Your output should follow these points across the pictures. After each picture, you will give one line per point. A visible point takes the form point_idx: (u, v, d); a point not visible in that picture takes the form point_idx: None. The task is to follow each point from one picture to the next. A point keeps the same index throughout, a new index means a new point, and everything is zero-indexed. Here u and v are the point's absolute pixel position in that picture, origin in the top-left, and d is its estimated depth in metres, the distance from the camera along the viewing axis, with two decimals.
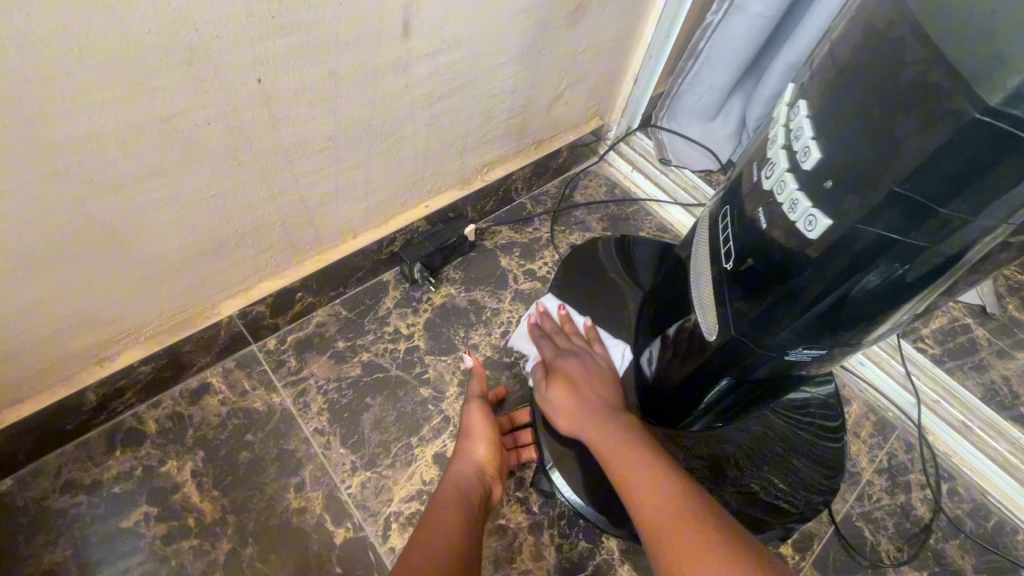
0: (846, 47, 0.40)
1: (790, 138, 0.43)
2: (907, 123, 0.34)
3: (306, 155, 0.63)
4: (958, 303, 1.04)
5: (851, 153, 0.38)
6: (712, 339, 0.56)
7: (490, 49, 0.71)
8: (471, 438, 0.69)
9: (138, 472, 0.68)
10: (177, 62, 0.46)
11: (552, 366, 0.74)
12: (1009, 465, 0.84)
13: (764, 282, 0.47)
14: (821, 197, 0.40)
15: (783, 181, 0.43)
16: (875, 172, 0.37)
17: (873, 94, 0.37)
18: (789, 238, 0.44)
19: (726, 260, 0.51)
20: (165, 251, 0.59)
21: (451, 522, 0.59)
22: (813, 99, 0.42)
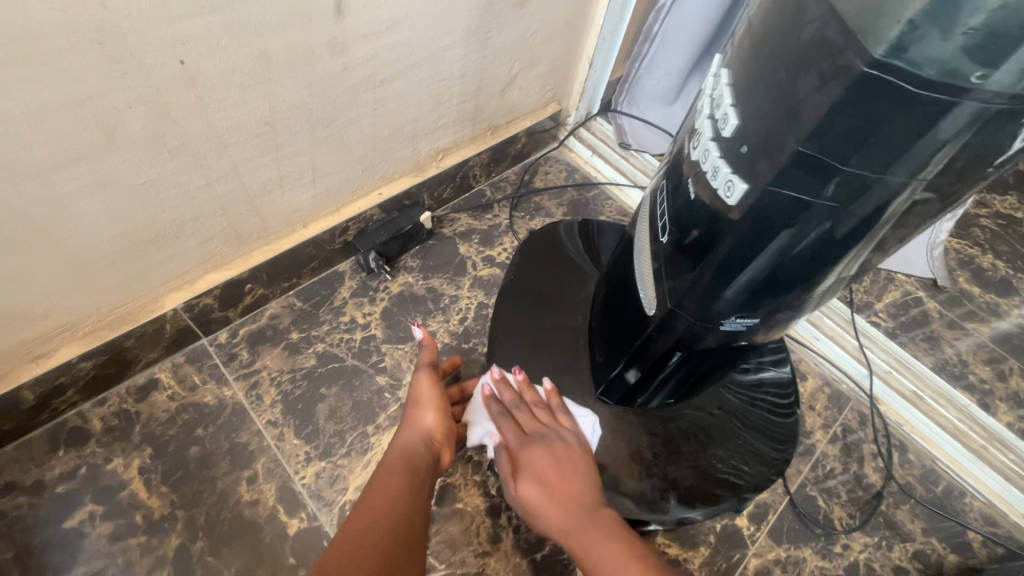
0: (759, 12, 0.40)
1: (712, 107, 0.43)
2: (807, 82, 0.35)
3: (242, 139, 0.61)
4: (909, 276, 1.06)
5: (762, 118, 0.38)
6: (653, 313, 0.58)
7: (433, 31, 0.70)
8: (419, 407, 0.69)
9: (82, 471, 0.66)
10: (88, 41, 0.45)
11: (519, 454, 0.66)
12: (959, 431, 0.86)
13: (697, 252, 0.48)
14: (739, 163, 0.40)
15: (708, 150, 0.43)
16: (784, 132, 0.37)
17: (781, 59, 0.37)
18: (713, 205, 0.44)
19: (662, 234, 0.51)
20: (96, 242, 0.58)
21: (393, 490, 0.59)
22: (732, 65, 0.42)
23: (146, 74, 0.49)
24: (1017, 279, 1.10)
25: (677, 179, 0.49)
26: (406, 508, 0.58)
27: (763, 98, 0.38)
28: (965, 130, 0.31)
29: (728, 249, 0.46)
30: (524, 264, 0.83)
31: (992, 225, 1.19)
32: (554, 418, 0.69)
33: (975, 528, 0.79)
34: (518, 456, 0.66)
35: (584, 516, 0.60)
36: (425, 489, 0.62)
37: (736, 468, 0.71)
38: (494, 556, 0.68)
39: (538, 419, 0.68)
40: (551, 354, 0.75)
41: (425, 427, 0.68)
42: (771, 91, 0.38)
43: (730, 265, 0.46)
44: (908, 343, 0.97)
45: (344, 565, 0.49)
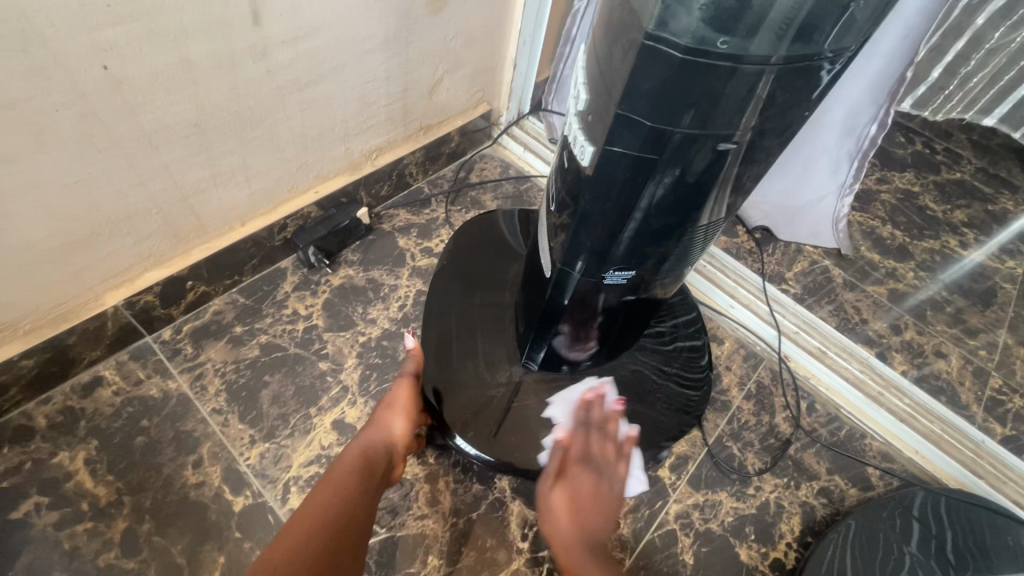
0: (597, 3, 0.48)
1: (573, 87, 0.51)
2: (616, 54, 0.42)
3: (171, 140, 0.66)
4: (817, 249, 1.17)
5: (597, 90, 0.46)
6: (551, 277, 0.65)
7: (354, 35, 0.76)
8: (390, 412, 0.71)
9: (27, 466, 0.69)
10: (12, 48, 0.49)
11: (570, 465, 0.70)
12: (859, 381, 0.95)
13: (573, 213, 0.55)
14: (588, 131, 0.49)
15: (572, 123, 0.52)
16: (609, 100, 0.45)
17: (604, 38, 0.45)
18: (577, 171, 0.52)
19: (551, 204, 0.60)
20: (31, 240, 0.61)
21: (346, 489, 0.61)
22: (585, 50, 0.50)
23: (71, 77, 0.54)
24: (912, 244, 1.24)
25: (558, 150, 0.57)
26: (354, 511, 0.60)
27: (596, 75, 0.46)
28: (745, 88, 0.40)
29: (593, 206, 0.52)
30: (460, 250, 0.89)
31: (891, 200, 1.32)
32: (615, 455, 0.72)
33: (873, 464, 0.88)
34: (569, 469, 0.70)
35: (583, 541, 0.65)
36: (375, 492, 0.64)
37: (645, 423, 0.78)
38: (432, 517, 0.73)
39: (603, 448, 0.72)
40: (480, 329, 0.81)
41: (391, 431, 0.69)
42: (600, 66, 0.45)
43: (601, 224, 0.54)
44: (816, 308, 1.08)
45: (285, 557, 0.52)
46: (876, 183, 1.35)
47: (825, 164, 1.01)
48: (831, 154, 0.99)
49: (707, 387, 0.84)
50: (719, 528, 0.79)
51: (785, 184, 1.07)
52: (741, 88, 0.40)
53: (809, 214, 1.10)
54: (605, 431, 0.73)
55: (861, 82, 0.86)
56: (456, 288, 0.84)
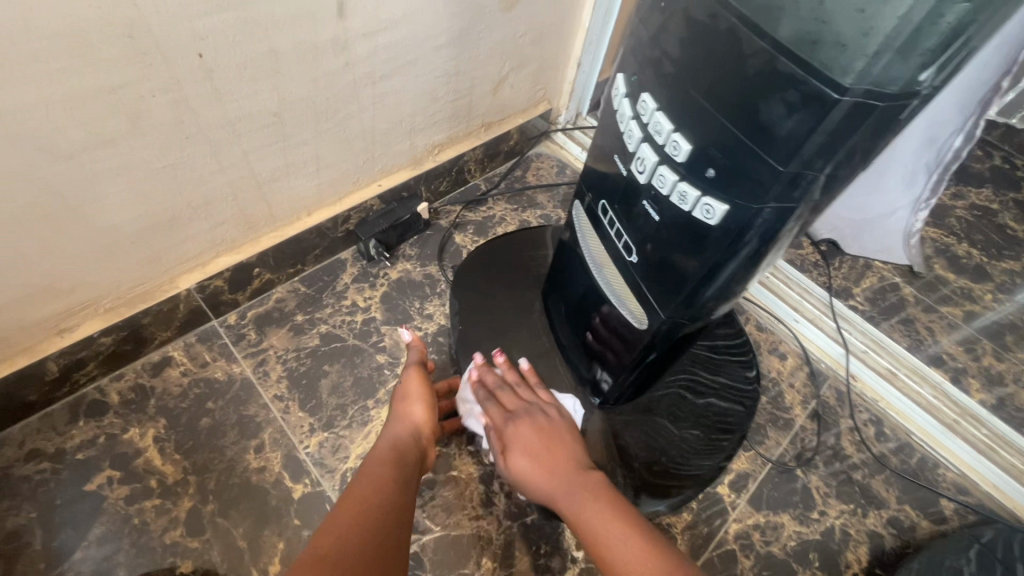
0: (672, 41, 0.44)
1: (651, 133, 0.48)
2: (772, 109, 0.38)
3: (252, 128, 0.67)
4: (886, 264, 1.12)
5: (718, 144, 0.43)
6: (643, 329, 0.61)
7: (427, 31, 0.76)
8: (407, 403, 0.71)
9: (101, 440, 0.71)
10: (119, 35, 0.50)
11: (503, 430, 0.68)
12: (932, 406, 0.90)
13: (681, 265, 0.52)
14: (713, 188, 0.45)
15: (668, 177, 0.48)
16: (751, 153, 0.41)
17: (724, 90, 0.41)
18: (689, 224, 0.49)
19: (629, 254, 0.57)
20: (119, 223, 0.63)
21: (380, 479, 0.61)
22: (656, 94, 0.47)
23: (169, 65, 0.55)
24: (990, 264, 1.18)
25: (632, 200, 0.54)
26: (394, 506, 0.59)
27: (712, 127, 0.43)
28: (889, 122, 0.37)
29: (709, 254, 0.49)
30: (503, 269, 0.88)
31: (966, 216, 1.26)
32: (535, 394, 0.72)
33: (946, 495, 0.83)
34: (505, 435, 0.68)
35: (574, 482, 0.61)
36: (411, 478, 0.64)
37: (692, 448, 0.77)
38: (486, 519, 0.72)
39: (520, 395, 0.71)
40: (524, 351, 0.81)
41: (412, 421, 0.70)
42: (721, 119, 0.42)
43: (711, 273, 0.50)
44: (885, 327, 1.03)
45: (335, 544, 0.52)
46: (949, 198, 1.29)
47: (899, 178, 0.96)
48: (907, 167, 0.94)
49: (755, 407, 0.82)
50: (780, 552, 0.76)
51: (852, 196, 1.02)
52: (909, 117, 0.38)
53: (879, 228, 1.05)
54: (511, 382, 0.73)
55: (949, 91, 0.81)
56: (495, 303, 0.85)
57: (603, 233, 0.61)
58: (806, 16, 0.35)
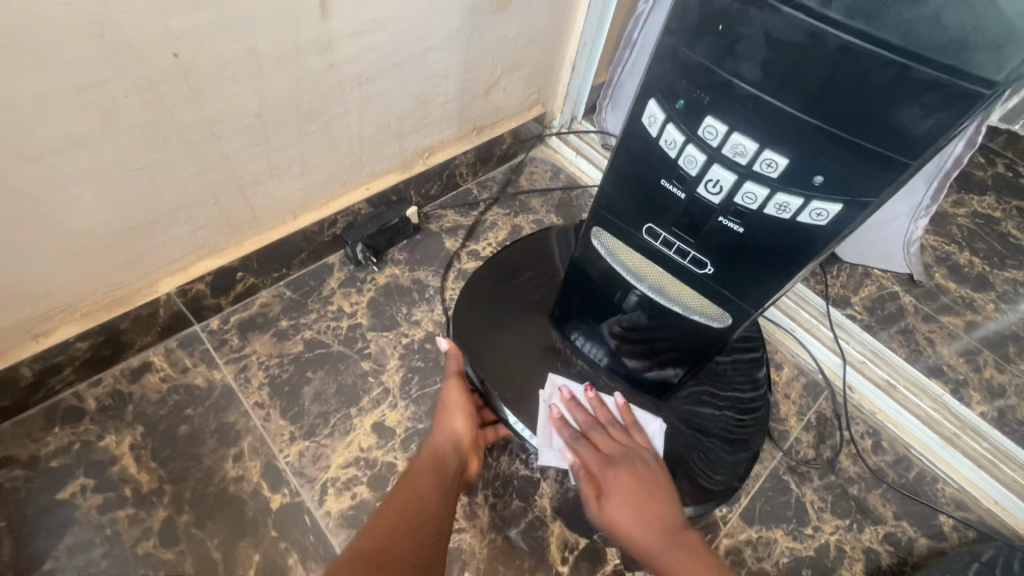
0: (744, 63, 0.40)
1: (726, 153, 0.45)
2: (909, 114, 0.36)
3: (233, 130, 0.65)
4: (886, 273, 1.10)
5: (829, 153, 0.41)
6: (721, 325, 0.59)
7: (415, 32, 0.74)
8: (449, 414, 0.71)
9: (75, 447, 0.69)
10: (89, 33, 0.49)
11: (601, 475, 0.66)
12: (931, 420, 0.88)
13: (778, 267, 0.50)
14: (827, 195, 0.43)
15: (763, 194, 0.45)
16: (880, 160, 0.39)
17: (836, 104, 0.38)
18: (789, 231, 0.47)
19: (703, 267, 0.53)
20: (94, 225, 0.62)
21: (426, 487, 0.62)
22: (724, 115, 0.43)
23: (143, 65, 0.54)
24: (991, 273, 1.16)
25: (697, 219, 0.50)
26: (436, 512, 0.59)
27: (822, 139, 0.40)
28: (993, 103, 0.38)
29: (813, 252, 0.47)
30: (501, 280, 0.84)
31: (967, 224, 1.24)
32: (631, 438, 0.70)
33: (946, 512, 0.81)
34: (602, 480, 0.66)
35: (666, 540, 0.61)
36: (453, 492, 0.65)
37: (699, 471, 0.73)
38: (468, 531, 0.70)
39: (613, 439, 0.70)
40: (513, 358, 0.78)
41: (455, 431, 0.70)
42: (834, 132, 0.39)
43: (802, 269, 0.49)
44: (883, 336, 1.01)
45: (379, 543, 0.52)
46: (950, 206, 1.27)
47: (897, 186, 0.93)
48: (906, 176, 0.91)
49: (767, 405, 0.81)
50: (773, 568, 0.74)
51: None
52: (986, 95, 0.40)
53: (878, 235, 1.02)
54: (605, 426, 0.71)
55: None
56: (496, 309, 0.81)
57: (655, 256, 0.56)
58: (950, 25, 0.34)
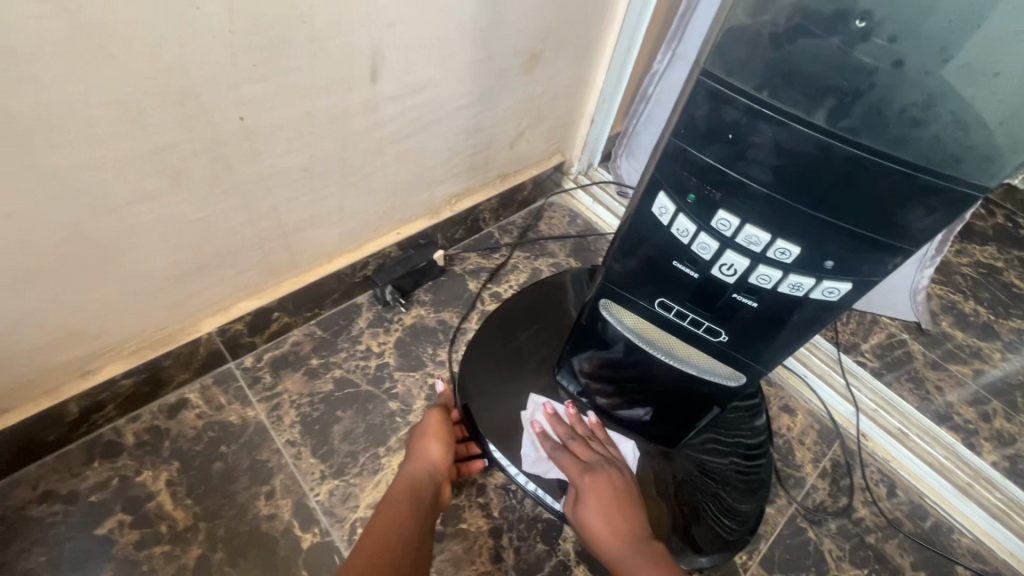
0: (759, 169, 0.42)
1: (740, 242, 0.47)
2: (911, 211, 0.40)
3: (284, 183, 0.70)
4: (895, 320, 1.13)
5: (836, 243, 0.44)
6: (740, 382, 0.62)
7: (451, 92, 0.80)
8: (425, 440, 0.73)
9: (114, 482, 0.71)
10: (171, 102, 0.54)
11: (578, 479, 0.68)
12: (944, 468, 0.89)
13: (791, 331, 0.53)
14: (836, 276, 0.46)
15: (776, 275, 0.48)
16: (884, 247, 0.43)
17: (845, 203, 0.41)
18: (802, 304, 0.50)
19: (718, 334, 0.56)
20: (151, 270, 0.65)
21: (399, 516, 0.62)
22: (737, 211, 0.45)
23: (213, 128, 0.58)
24: (997, 322, 1.19)
25: (711, 296, 0.53)
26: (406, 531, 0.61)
27: (829, 232, 0.43)
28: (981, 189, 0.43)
29: (822, 317, 0.51)
30: (521, 317, 0.88)
31: (971, 273, 1.28)
32: (606, 448, 0.73)
33: (962, 563, 0.82)
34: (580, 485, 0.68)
35: (637, 547, 0.62)
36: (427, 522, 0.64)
37: (715, 516, 0.75)
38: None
39: (591, 449, 0.72)
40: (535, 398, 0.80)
41: (430, 458, 0.71)
42: (841, 227, 0.43)
43: (812, 329, 0.53)
44: (894, 384, 1.03)
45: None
46: (954, 255, 1.31)
47: None
48: None
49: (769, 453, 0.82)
50: None
51: None
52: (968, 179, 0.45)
53: (885, 285, 1.05)
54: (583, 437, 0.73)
55: None
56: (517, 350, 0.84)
57: (668, 325, 0.59)
58: (948, 143, 0.37)
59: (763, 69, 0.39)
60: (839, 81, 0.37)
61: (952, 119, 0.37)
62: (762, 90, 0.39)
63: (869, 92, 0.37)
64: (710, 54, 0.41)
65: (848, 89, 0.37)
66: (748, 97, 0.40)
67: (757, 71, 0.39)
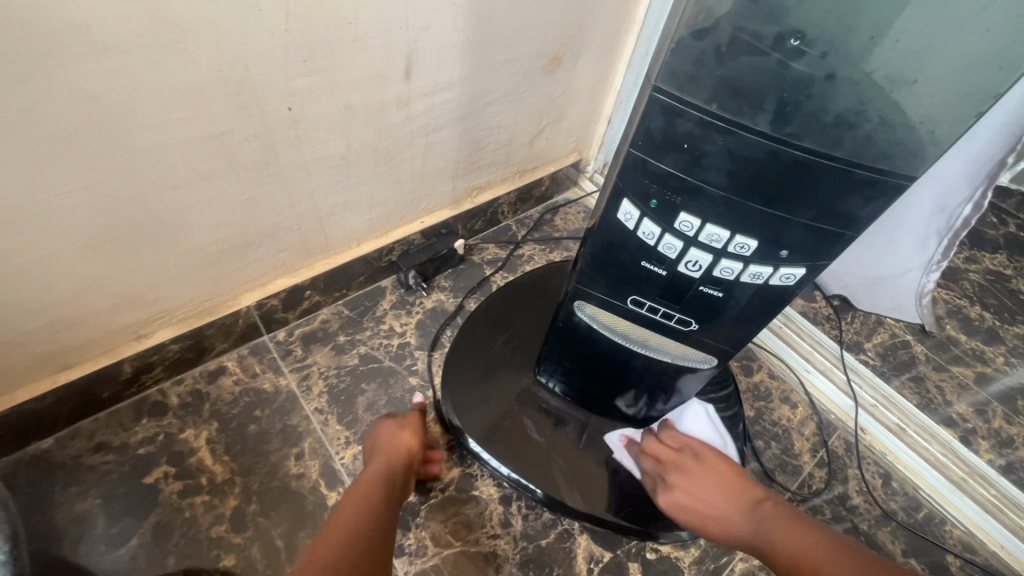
0: (716, 175, 0.44)
1: (702, 240, 0.49)
2: (852, 202, 0.43)
3: (323, 169, 0.76)
4: (899, 322, 1.16)
5: (788, 235, 0.47)
6: (712, 365, 0.67)
7: (477, 90, 0.85)
8: (398, 431, 0.75)
9: (160, 437, 0.78)
10: (230, 92, 0.60)
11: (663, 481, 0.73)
12: (940, 463, 0.93)
13: (752, 315, 0.56)
14: (790, 264, 0.50)
15: (735, 267, 0.51)
16: (831, 235, 0.46)
17: (793, 200, 0.44)
18: (764, 292, 0.53)
19: (688, 324, 0.59)
20: (202, 244, 0.72)
21: (368, 497, 0.63)
22: (697, 212, 0.47)
23: (265, 117, 0.65)
24: (1002, 328, 1.21)
25: (680, 291, 0.55)
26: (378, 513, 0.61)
27: (780, 226, 0.46)
28: None
29: (779, 300, 0.54)
30: (526, 302, 0.92)
31: (979, 280, 1.30)
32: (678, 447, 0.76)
33: (952, 552, 0.85)
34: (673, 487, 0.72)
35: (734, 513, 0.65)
36: (397, 502, 0.66)
37: None
38: (504, 539, 0.77)
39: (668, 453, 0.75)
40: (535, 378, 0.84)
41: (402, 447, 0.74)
42: (793, 221, 0.45)
43: (775, 311, 0.56)
44: (895, 383, 1.06)
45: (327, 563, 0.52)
46: (963, 262, 1.33)
47: (911, 241, 0.99)
48: (918, 231, 0.97)
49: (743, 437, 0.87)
50: None
51: (867, 257, 1.05)
52: None
53: (892, 287, 1.08)
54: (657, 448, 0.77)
55: (957, 163, 0.84)
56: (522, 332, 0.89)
57: (642, 320, 0.61)
58: (880, 141, 0.40)
59: (710, 83, 0.40)
60: (780, 92, 0.39)
61: (883, 122, 0.39)
62: (711, 103, 0.41)
63: (807, 102, 0.39)
64: (659, 71, 0.41)
65: (789, 100, 0.39)
66: (699, 110, 0.41)
67: (707, 85, 0.40)
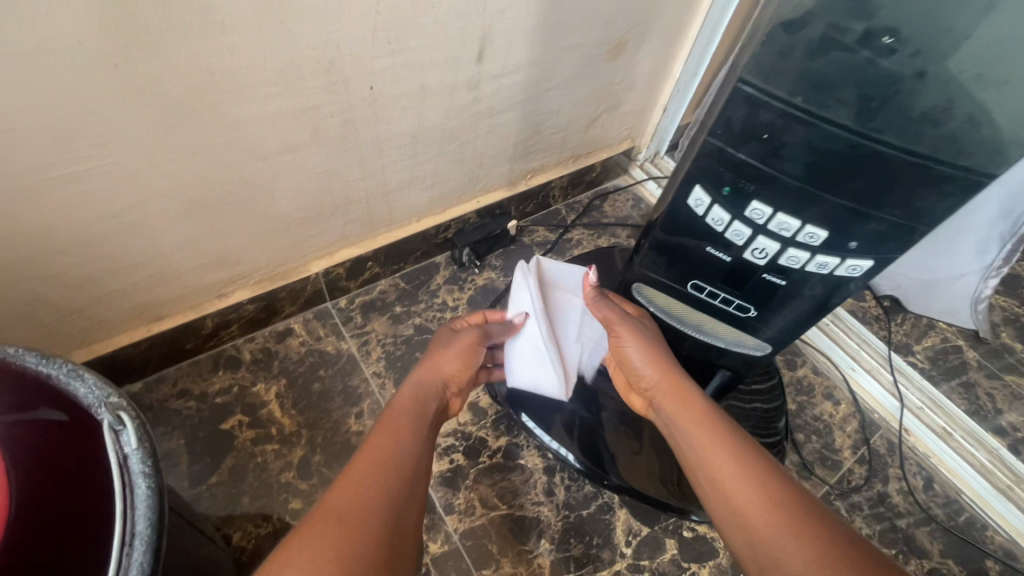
0: (792, 165, 0.46)
1: (771, 228, 0.51)
2: (928, 196, 0.44)
3: (394, 146, 0.80)
4: (952, 327, 1.14)
5: (859, 226, 0.48)
6: (767, 353, 0.68)
7: (542, 74, 0.87)
8: (444, 352, 0.69)
9: (235, 388, 0.85)
10: (320, 70, 0.64)
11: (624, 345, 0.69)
12: (986, 470, 0.92)
13: (813, 305, 0.58)
14: (858, 255, 0.51)
15: (802, 256, 0.52)
16: (902, 228, 0.47)
17: (868, 191, 0.45)
18: (828, 282, 0.55)
19: (748, 310, 0.61)
20: (282, 212, 0.77)
21: (404, 423, 0.58)
22: (769, 201, 0.49)
23: (349, 93, 0.69)
24: None
25: (742, 277, 0.57)
26: (417, 441, 0.56)
27: (852, 217, 0.48)
28: None
29: (843, 291, 0.56)
30: None
31: None
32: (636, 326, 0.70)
33: (992, 557, 0.85)
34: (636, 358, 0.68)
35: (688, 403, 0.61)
36: (433, 428, 0.61)
37: None
38: (547, 506, 0.81)
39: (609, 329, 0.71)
40: None
41: (443, 371, 0.67)
42: (865, 213, 0.47)
43: (837, 302, 0.57)
44: (943, 387, 1.05)
45: (359, 486, 0.48)
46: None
47: (973, 245, 0.96)
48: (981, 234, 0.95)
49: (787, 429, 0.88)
50: None
51: (924, 258, 1.03)
52: None
53: (948, 290, 1.05)
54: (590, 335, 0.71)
55: None
56: None
57: (700, 304, 0.63)
58: (962, 137, 0.41)
59: (796, 77, 0.42)
60: (865, 87, 0.41)
61: (968, 120, 0.40)
62: (795, 95, 0.42)
63: (894, 98, 0.40)
64: (745, 63, 0.43)
65: (874, 95, 0.41)
66: (783, 102, 0.43)
67: (792, 79, 0.42)
